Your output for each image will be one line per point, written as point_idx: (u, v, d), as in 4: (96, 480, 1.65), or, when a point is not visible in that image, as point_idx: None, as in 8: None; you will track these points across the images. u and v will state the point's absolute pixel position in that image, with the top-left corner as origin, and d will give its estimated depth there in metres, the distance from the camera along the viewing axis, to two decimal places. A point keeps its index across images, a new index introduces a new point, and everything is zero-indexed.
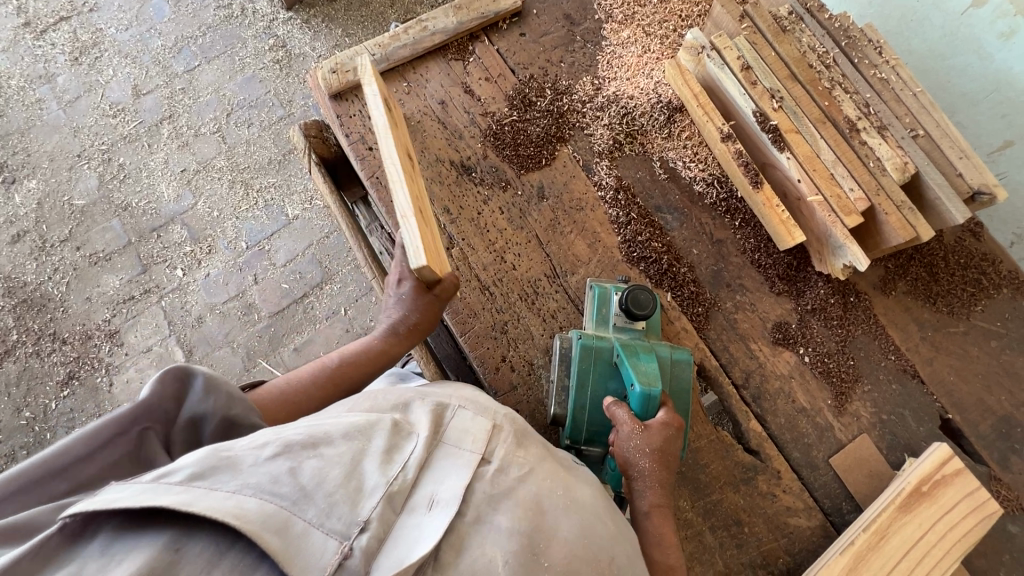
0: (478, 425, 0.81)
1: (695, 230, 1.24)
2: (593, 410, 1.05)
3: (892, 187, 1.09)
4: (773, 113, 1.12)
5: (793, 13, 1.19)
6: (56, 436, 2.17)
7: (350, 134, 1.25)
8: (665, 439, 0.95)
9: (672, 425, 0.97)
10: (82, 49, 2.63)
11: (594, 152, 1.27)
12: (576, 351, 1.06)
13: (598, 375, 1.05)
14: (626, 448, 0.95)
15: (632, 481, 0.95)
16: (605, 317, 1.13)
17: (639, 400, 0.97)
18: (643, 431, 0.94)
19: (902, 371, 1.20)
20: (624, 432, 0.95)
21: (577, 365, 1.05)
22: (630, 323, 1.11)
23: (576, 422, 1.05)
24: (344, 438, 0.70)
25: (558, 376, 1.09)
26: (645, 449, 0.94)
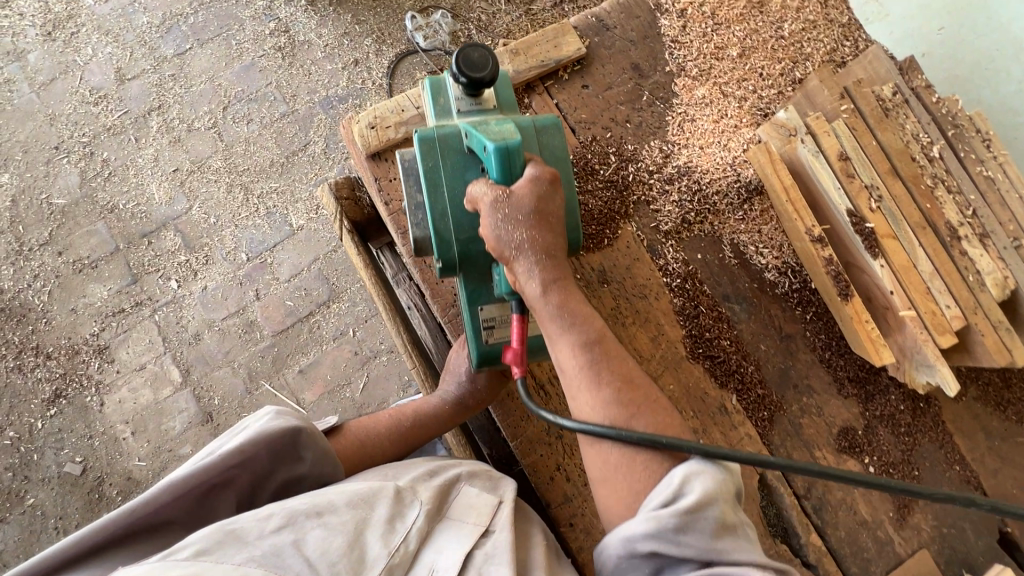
0: (483, 500, 0.85)
1: (764, 323, 1.14)
2: (457, 214, 0.89)
3: (991, 305, 1.00)
4: (870, 214, 1.01)
5: (897, 93, 1.06)
6: (44, 459, 2.04)
7: (390, 202, 1.11)
8: (537, 194, 0.78)
9: (543, 177, 0.80)
10: (55, 22, 2.34)
11: (660, 232, 1.15)
12: (418, 151, 0.89)
13: (450, 170, 0.89)
14: (495, 226, 0.77)
15: (515, 266, 0.77)
16: (445, 106, 0.95)
17: (498, 161, 0.80)
18: (505, 195, 0.77)
19: (966, 483, 1.15)
20: (487, 204, 0.78)
21: (422, 166, 0.88)
22: (473, 101, 0.94)
23: (443, 241, 0.89)
24: (348, 507, 0.76)
25: (409, 194, 0.94)
26: (516, 215, 0.77)
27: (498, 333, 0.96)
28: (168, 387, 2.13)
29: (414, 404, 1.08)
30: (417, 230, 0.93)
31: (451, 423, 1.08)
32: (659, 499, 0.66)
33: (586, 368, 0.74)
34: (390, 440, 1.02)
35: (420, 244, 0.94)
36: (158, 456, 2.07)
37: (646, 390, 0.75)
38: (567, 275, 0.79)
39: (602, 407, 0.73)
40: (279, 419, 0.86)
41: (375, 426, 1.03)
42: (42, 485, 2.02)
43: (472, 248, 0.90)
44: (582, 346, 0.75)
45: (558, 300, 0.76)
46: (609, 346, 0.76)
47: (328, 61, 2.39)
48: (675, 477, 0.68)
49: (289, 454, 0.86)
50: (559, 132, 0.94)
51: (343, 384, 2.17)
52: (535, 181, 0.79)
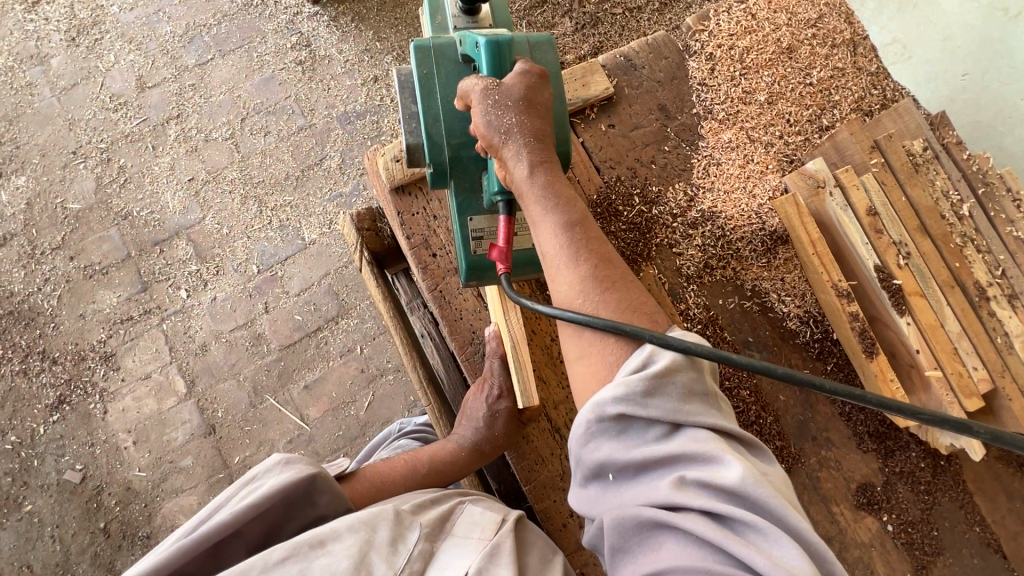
0: (485, 518, 0.84)
1: (784, 372, 1.13)
2: (450, 118, 0.88)
3: (1019, 368, 0.98)
4: (897, 271, 0.99)
5: (928, 148, 1.05)
6: (44, 465, 2.02)
7: (413, 235, 1.10)
8: (526, 86, 0.79)
9: (533, 71, 0.81)
10: (80, 28, 2.36)
11: (682, 275, 1.14)
12: (413, 57, 0.90)
13: (444, 75, 0.89)
14: (485, 115, 0.77)
15: (504, 151, 0.76)
16: (442, 23, 1.01)
17: (489, 56, 0.82)
18: (495, 85, 0.77)
19: (986, 545, 1.12)
20: (477, 95, 0.78)
21: (417, 69, 0.88)
22: (469, 20, 1.00)
23: (433, 142, 0.88)
24: (349, 531, 0.74)
25: (403, 105, 0.93)
26: (506, 104, 0.77)
27: (487, 244, 0.97)
28: (173, 398, 2.12)
29: (430, 448, 1.06)
30: (408, 136, 0.92)
31: (467, 469, 1.06)
32: (630, 367, 0.63)
33: (567, 248, 0.71)
34: (404, 486, 1.00)
35: (411, 152, 0.93)
36: (158, 467, 2.06)
37: (625, 274, 0.72)
38: (554, 163, 0.77)
39: (577, 286, 0.70)
40: (292, 470, 0.85)
41: (390, 471, 1.02)
42: (41, 492, 2.00)
43: (462, 153, 0.89)
44: (564, 227, 0.72)
45: (544, 183, 0.75)
46: (591, 228, 0.73)
47: (347, 76, 2.40)
48: (646, 347, 0.64)
49: (304, 500, 0.86)
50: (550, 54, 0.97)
51: (349, 401, 2.15)
52: (525, 76, 0.80)
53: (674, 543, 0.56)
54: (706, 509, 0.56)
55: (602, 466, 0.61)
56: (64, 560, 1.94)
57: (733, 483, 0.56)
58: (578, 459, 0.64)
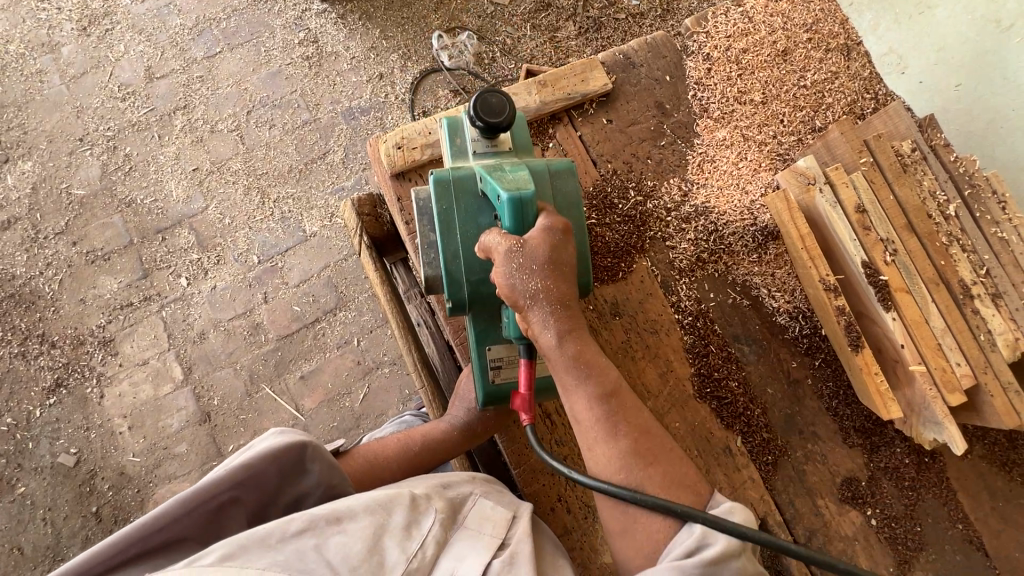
0: (498, 514, 0.86)
1: (772, 366, 1.15)
2: (468, 256, 0.90)
3: (1001, 365, 1.00)
4: (884, 267, 1.02)
5: (917, 150, 1.07)
6: (39, 448, 2.03)
7: (412, 222, 1.13)
8: (550, 245, 0.79)
9: (556, 228, 0.80)
10: (91, 18, 2.40)
11: (674, 268, 1.16)
12: (433, 192, 0.91)
13: (463, 210, 0.91)
14: (509, 276, 0.78)
15: (530, 316, 0.78)
16: (462, 148, 0.98)
17: (511, 211, 0.81)
18: (518, 244, 0.78)
19: (969, 542, 1.13)
20: (500, 254, 0.79)
21: (437, 207, 0.90)
22: (489, 143, 0.97)
23: (453, 278, 0.91)
24: (366, 513, 0.76)
25: (423, 233, 0.95)
26: (530, 268, 0.77)
27: (506, 372, 0.98)
28: (169, 385, 2.13)
29: (423, 428, 1.08)
30: (429, 269, 0.95)
31: (461, 450, 1.07)
32: (682, 548, 0.68)
33: (603, 420, 0.75)
34: (397, 463, 1.02)
35: (431, 281, 0.97)
36: (152, 453, 2.06)
37: (662, 442, 0.76)
38: (582, 324, 0.80)
39: (619, 463, 0.74)
40: (286, 436, 0.88)
41: (383, 449, 1.04)
42: (34, 474, 2.01)
43: (481, 289, 0.91)
44: (598, 398, 0.76)
45: (574, 353, 0.77)
46: (625, 398, 0.77)
47: (353, 73, 2.44)
48: (695, 528, 0.69)
49: (297, 468, 0.89)
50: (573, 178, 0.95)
51: (344, 393, 2.16)
52: (549, 233, 0.80)
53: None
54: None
55: None
56: (54, 542, 1.94)
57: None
58: None
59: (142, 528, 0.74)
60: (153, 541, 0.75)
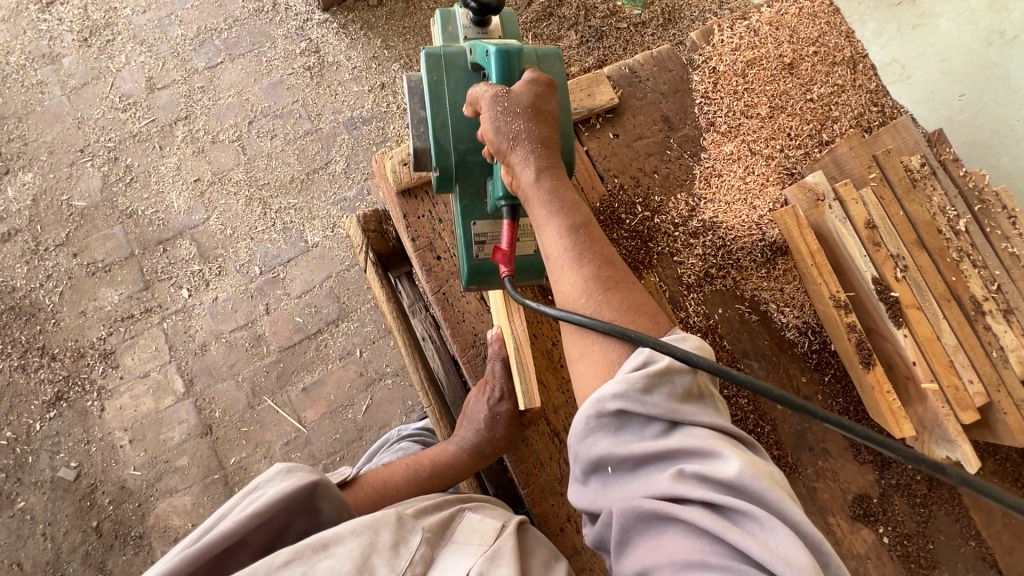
0: (486, 524, 0.86)
1: (781, 382, 1.14)
2: (456, 123, 0.91)
3: (1014, 382, 0.99)
4: (895, 284, 1.01)
5: (925, 165, 1.07)
6: (39, 462, 2.02)
7: (418, 238, 1.11)
8: (535, 94, 0.80)
9: (540, 82, 0.82)
10: (92, 29, 2.40)
11: (682, 284, 1.15)
12: (424, 64, 0.92)
13: (454, 82, 0.92)
14: (494, 121, 0.78)
15: (510, 156, 0.78)
16: (454, 36, 1.04)
17: (499, 63, 0.83)
18: (504, 92, 0.79)
19: (981, 559, 1.12)
20: (487, 100, 0.79)
21: (428, 76, 0.91)
22: (479, 31, 1.02)
23: (441, 146, 0.91)
24: (353, 534, 0.75)
25: (413, 109, 0.96)
26: (515, 110, 0.78)
27: (489, 249, 0.99)
28: (170, 397, 2.12)
29: (432, 452, 1.06)
30: (417, 140, 0.94)
31: (470, 471, 1.06)
32: (630, 364, 0.64)
33: (571, 249, 0.73)
34: (407, 490, 1.00)
35: (419, 156, 0.96)
36: (153, 467, 2.05)
37: (629, 279, 0.74)
38: (560, 168, 0.79)
39: (580, 287, 0.72)
40: (293, 476, 0.86)
41: (392, 476, 1.02)
42: (35, 489, 1.99)
43: (468, 158, 0.91)
44: (569, 229, 0.74)
45: (550, 187, 0.76)
46: (594, 232, 0.75)
47: (355, 83, 2.44)
48: (644, 348, 0.65)
49: (306, 509, 0.86)
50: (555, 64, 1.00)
51: (346, 405, 2.15)
52: (532, 85, 0.81)
53: (672, 533, 0.57)
54: (706, 501, 0.57)
55: (599, 460, 0.62)
56: (54, 558, 1.92)
57: (731, 476, 0.57)
58: (577, 454, 0.65)
59: None
60: None
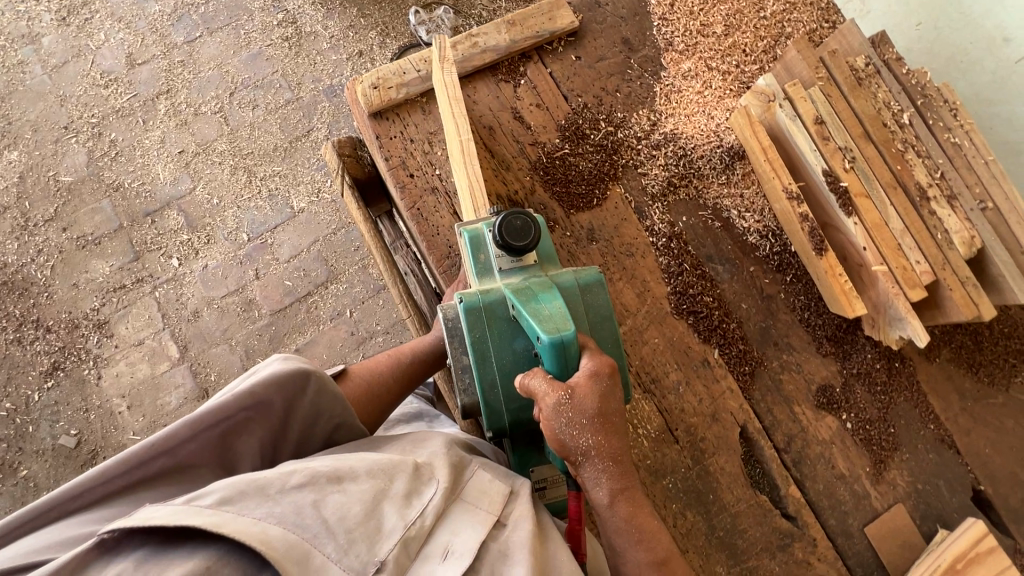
0: (497, 486, 0.87)
1: (745, 283, 1.19)
2: (506, 384, 0.92)
3: (958, 261, 1.05)
4: (843, 174, 1.06)
5: (871, 64, 1.13)
6: (39, 430, 2.06)
7: (390, 158, 1.16)
8: (599, 396, 0.77)
9: (602, 372, 0.79)
10: (70, 8, 2.42)
11: (647, 194, 1.21)
12: (465, 321, 0.92)
13: (497, 339, 0.92)
14: (558, 430, 0.77)
15: (583, 472, 0.78)
16: (486, 263, 0.97)
17: (554, 360, 0.79)
18: (566, 400, 0.76)
19: (940, 441, 1.19)
20: (547, 406, 0.77)
21: (470, 337, 0.91)
22: (515, 260, 0.96)
23: (491, 406, 0.92)
24: (368, 477, 0.78)
25: (454, 357, 0.96)
26: (581, 422, 0.76)
27: (552, 493, 1.01)
28: (166, 363, 2.16)
29: (410, 343, 1.12)
30: (465, 396, 0.95)
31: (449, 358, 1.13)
32: None
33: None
34: (393, 377, 1.07)
35: (467, 406, 0.97)
36: (152, 430, 2.09)
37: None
38: (634, 481, 0.79)
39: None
40: (288, 365, 0.92)
41: (376, 366, 1.08)
42: (36, 457, 2.03)
43: (521, 415, 0.93)
44: (649, 563, 0.76)
45: (626, 514, 0.77)
46: (674, 565, 0.77)
47: (333, 52, 2.47)
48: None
49: (301, 398, 0.92)
50: (605, 291, 0.95)
51: (339, 363, 2.20)
52: (595, 380, 0.78)
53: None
54: None
55: None
56: None
57: None
58: None
59: (150, 449, 0.79)
60: (163, 463, 0.81)
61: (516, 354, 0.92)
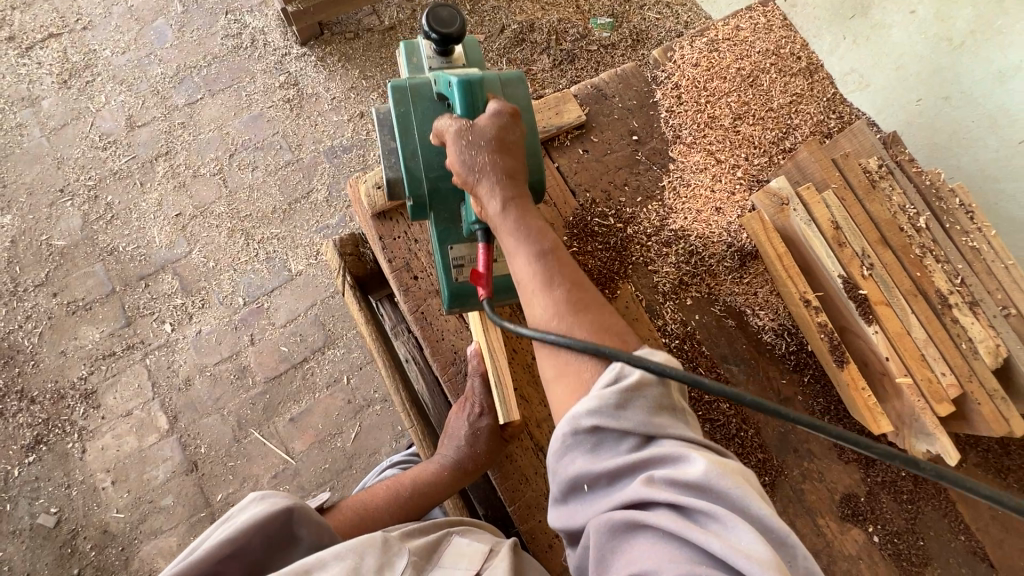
0: (473, 547, 0.85)
1: (763, 386, 1.14)
2: (428, 155, 0.93)
3: (985, 372, 1.01)
4: (862, 281, 1.03)
5: (883, 166, 1.11)
6: (16, 509, 1.95)
7: (394, 259, 1.14)
8: (499, 126, 0.84)
9: (505, 110, 0.87)
10: (72, 71, 2.43)
11: (658, 292, 1.17)
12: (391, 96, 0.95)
13: (422, 113, 0.95)
14: (460, 154, 0.82)
15: (478, 187, 0.82)
16: (418, 65, 1.08)
17: (463, 96, 0.88)
18: (469, 125, 0.83)
19: (973, 554, 1.11)
20: (451, 134, 0.84)
21: (395, 108, 0.93)
22: (443, 61, 1.07)
23: (413, 174, 0.93)
24: (335, 560, 0.74)
25: (383, 141, 0.99)
26: (479, 142, 0.82)
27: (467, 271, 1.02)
28: (154, 434, 2.07)
29: (413, 471, 1.06)
30: (390, 171, 0.96)
31: (454, 491, 1.06)
32: (604, 381, 0.66)
33: (538, 274, 0.76)
34: (390, 513, 1.00)
35: (391, 186, 0.97)
36: (137, 508, 1.98)
37: (596, 297, 0.77)
38: (526, 197, 0.83)
39: (551, 310, 0.74)
40: (269, 500, 0.84)
41: (373, 499, 1.02)
42: (12, 538, 1.92)
43: (440, 185, 0.94)
44: (537, 256, 0.77)
45: (516, 217, 0.81)
46: (562, 257, 0.78)
47: (334, 113, 2.47)
48: (616, 364, 0.68)
49: (282, 534, 0.83)
50: (524, 85, 1.00)
51: (334, 434, 2.12)
52: (497, 116, 0.85)
53: (645, 544, 0.58)
54: None
55: None
56: None
57: None
58: None
59: None
60: None
61: None
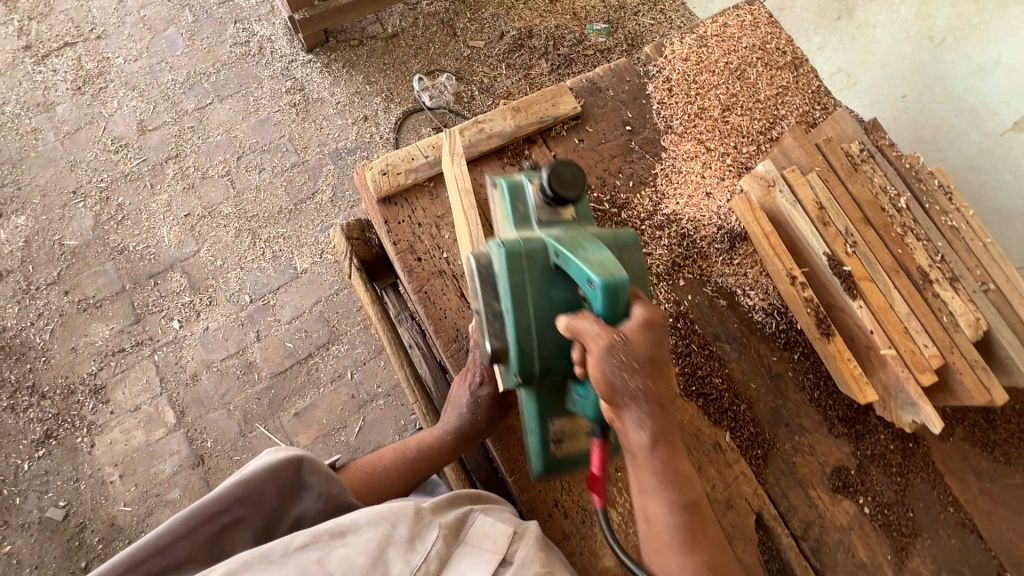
0: (501, 529, 0.86)
1: (754, 362, 1.19)
2: (541, 333, 0.88)
3: (965, 344, 1.05)
4: (846, 258, 1.08)
5: (864, 150, 1.17)
6: (25, 503, 1.97)
7: (399, 242, 1.19)
8: (651, 344, 0.77)
9: (651, 319, 0.78)
10: (85, 78, 2.52)
11: (652, 273, 1.22)
12: (503, 265, 0.87)
13: (537, 289, 0.87)
14: (608, 371, 0.74)
15: (623, 413, 0.76)
16: (524, 213, 0.95)
17: (605, 297, 0.76)
18: (621, 343, 0.74)
19: (961, 525, 1.14)
20: (599, 347, 0.75)
21: (509, 282, 0.86)
22: (551, 213, 0.95)
23: (523, 353, 0.89)
24: (370, 526, 0.76)
25: (487, 303, 0.92)
26: (634, 364, 0.74)
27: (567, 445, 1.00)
28: (161, 429, 2.11)
29: (418, 437, 1.10)
30: (494, 341, 0.92)
31: (456, 456, 1.10)
32: None
33: (679, 530, 0.75)
34: (396, 471, 1.04)
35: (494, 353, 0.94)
36: (143, 501, 2.01)
37: (722, 547, 0.77)
38: (674, 431, 0.78)
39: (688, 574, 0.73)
40: (280, 451, 0.88)
41: (379, 460, 1.05)
42: (20, 532, 1.94)
43: (552, 366, 0.90)
44: (678, 505, 0.75)
45: (663, 457, 0.76)
46: (703, 512, 0.77)
47: (339, 116, 2.55)
48: None
49: (294, 483, 0.87)
50: (639, 249, 0.94)
51: (337, 428, 2.15)
52: (647, 328, 0.77)
53: None
54: None
55: None
56: None
57: None
58: None
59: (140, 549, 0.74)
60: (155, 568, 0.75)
61: (552, 302, 0.88)
